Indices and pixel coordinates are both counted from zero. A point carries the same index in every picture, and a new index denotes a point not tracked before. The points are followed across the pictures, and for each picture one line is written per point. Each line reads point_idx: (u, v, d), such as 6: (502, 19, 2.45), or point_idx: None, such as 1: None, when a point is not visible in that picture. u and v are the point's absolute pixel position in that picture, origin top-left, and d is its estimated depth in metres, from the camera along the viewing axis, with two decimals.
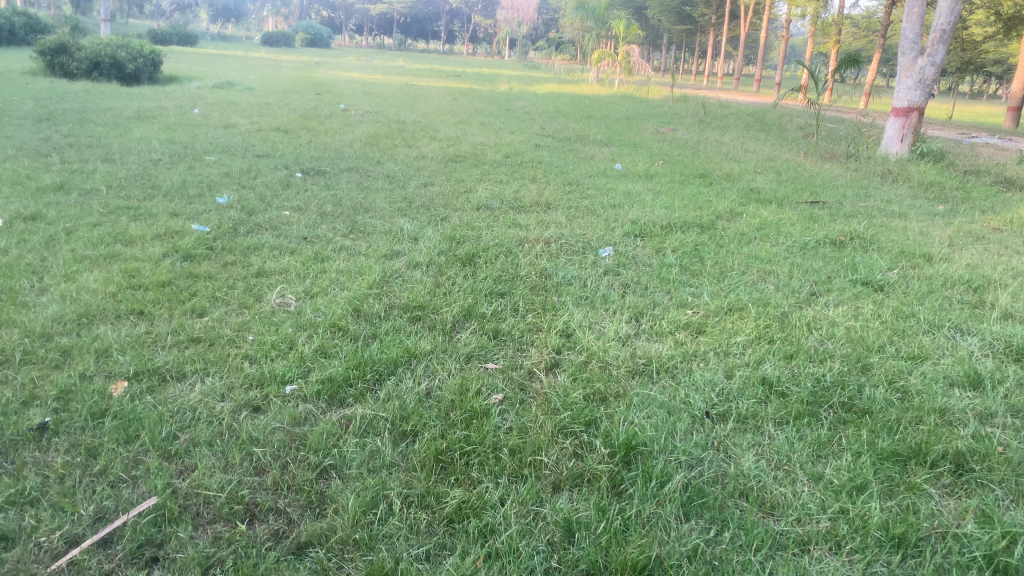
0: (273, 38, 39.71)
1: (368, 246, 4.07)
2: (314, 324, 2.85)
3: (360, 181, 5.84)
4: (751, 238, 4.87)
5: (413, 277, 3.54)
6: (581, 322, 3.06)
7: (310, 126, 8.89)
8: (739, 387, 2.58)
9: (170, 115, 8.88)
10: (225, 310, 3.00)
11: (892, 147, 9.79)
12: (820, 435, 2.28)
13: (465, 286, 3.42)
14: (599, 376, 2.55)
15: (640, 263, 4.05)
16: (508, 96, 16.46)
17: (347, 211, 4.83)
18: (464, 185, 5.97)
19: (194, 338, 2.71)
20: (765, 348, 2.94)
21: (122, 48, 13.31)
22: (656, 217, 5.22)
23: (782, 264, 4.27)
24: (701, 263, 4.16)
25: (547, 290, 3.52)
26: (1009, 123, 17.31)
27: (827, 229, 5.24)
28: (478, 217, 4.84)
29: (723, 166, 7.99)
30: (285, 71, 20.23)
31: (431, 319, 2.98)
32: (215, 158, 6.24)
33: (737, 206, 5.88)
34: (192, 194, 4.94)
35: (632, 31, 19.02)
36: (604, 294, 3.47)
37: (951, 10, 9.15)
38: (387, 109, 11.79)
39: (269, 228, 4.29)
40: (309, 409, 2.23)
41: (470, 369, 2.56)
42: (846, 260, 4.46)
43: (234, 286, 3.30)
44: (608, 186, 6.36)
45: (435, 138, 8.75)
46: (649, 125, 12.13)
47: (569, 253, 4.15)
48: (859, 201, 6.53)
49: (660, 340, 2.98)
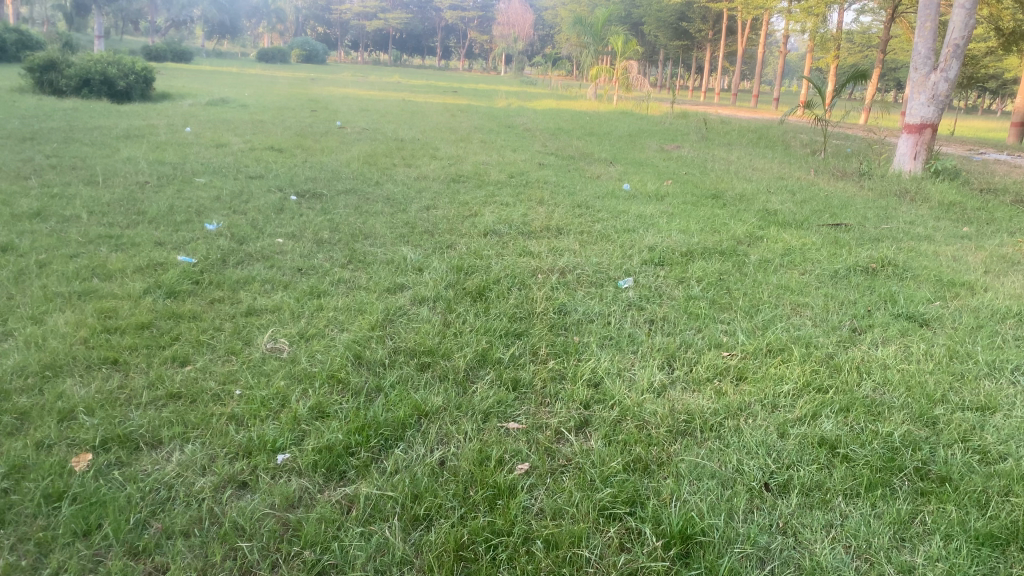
0: (269, 55, 39.51)
1: (369, 278, 3.75)
2: (310, 375, 2.53)
3: (359, 204, 5.53)
4: (776, 265, 4.57)
5: (420, 315, 3.22)
6: (609, 368, 2.74)
7: (306, 145, 8.59)
8: (797, 450, 2.26)
9: (160, 134, 8.58)
10: (211, 358, 2.68)
11: (905, 164, 9.51)
12: (901, 512, 1.95)
13: (478, 325, 3.10)
14: (637, 438, 2.23)
15: (665, 296, 3.74)
16: (507, 113, 16.21)
17: (346, 238, 4.52)
18: (468, 208, 5.67)
19: (174, 394, 2.38)
20: (818, 400, 2.61)
21: (113, 65, 13.07)
22: (674, 243, 4.91)
23: (815, 296, 3.96)
24: (730, 295, 3.85)
25: (567, 329, 3.20)
26: (1012, 139, 16.95)
27: (855, 256, 4.93)
28: (485, 245, 4.53)
29: (734, 186, 7.70)
30: (280, 88, 19.99)
31: (442, 367, 2.66)
32: (205, 181, 5.92)
33: (756, 230, 5.57)
34: (179, 220, 4.62)
35: (631, 46, 18.79)
36: (630, 334, 3.15)
37: (964, 24, 8.88)
38: (384, 127, 11.49)
39: (261, 259, 3.97)
40: (305, 487, 1.91)
41: (489, 431, 2.23)
42: (882, 290, 4.15)
43: (221, 328, 2.98)
44: (619, 209, 6.05)
45: (435, 156, 8.46)
46: (652, 142, 11.85)
47: (587, 285, 3.84)
48: (882, 223, 6.22)
49: (699, 390, 2.65)
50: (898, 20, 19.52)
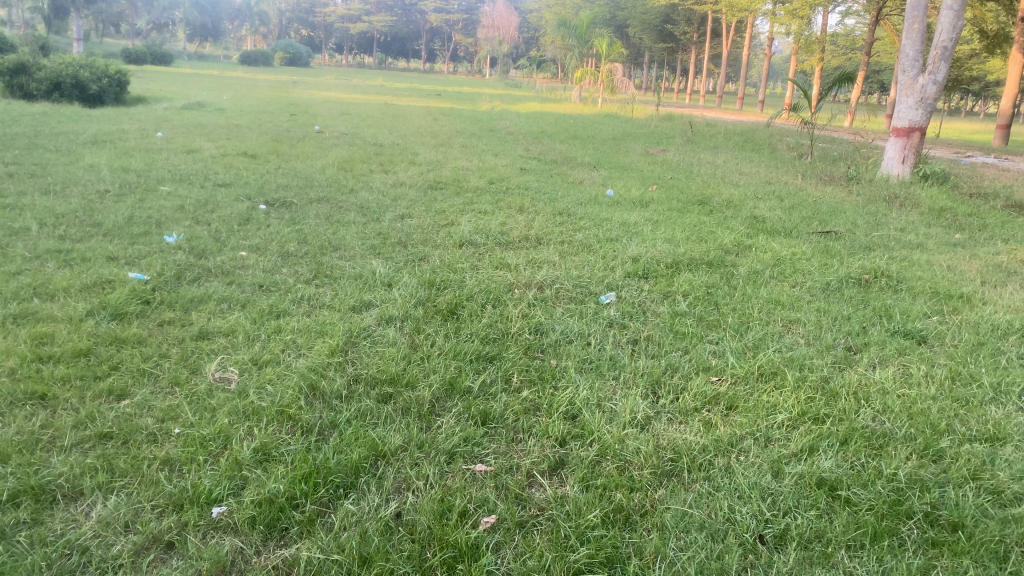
0: (252, 58, 39.05)
1: (334, 295, 3.51)
2: (259, 411, 2.29)
3: (330, 214, 5.29)
4: (766, 277, 4.37)
5: (386, 338, 2.99)
6: (588, 398, 2.51)
7: (281, 150, 8.33)
8: (793, 493, 2.04)
9: (130, 139, 8.30)
10: (152, 390, 2.44)
11: (893, 169, 9.35)
12: (912, 568, 1.74)
13: (447, 348, 2.87)
14: (617, 483, 2.01)
15: (649, 313, 3.53)
16: (490, 116, 15.99)
17: (313, 251, 4.28)
18: (446, 217, 5.44)
19: (103, 434, 2.14)
20: (814, 432, 2.40)
21: (86, 68, 12.78)
22: (659, 253, 4.70)
23: (807, 312, 3.76)
24: (718, 312, 3.64)
25: (544, 351, 2.98)
26: (998, 141, 16.83)
27: (847, 266, 4.74)
28: (460, 257, 4.30)
29: (721, 192, 7.52)
30: (260, 91, 19.71)
31: (405, 399, 2.43)
32: (170, 189, 5.67)
33: (744, 238, 5.38)
34: (137, 232, 4.38)
35: (615, 49, 18.61)
36: (613, 356, 2.93)
37: (952, 26, 8.73)
38: (364, 131, 11.24)
39: (221, 274, 3.73)
40: (239, 550, 1.68)
41: (453, 477, 2.01)
42: (876, 305, 3.95)
43: (167, 355, 2.73)
44: (602, 217, 5.84)
45: (414, 161, 8.24)
46: (637, 146, 11.67)
47: (566, 301, 3.62)
48: (872, 230, 6.05)
49: (685, 422, 2.44)
50: (882, 22, 19.45)
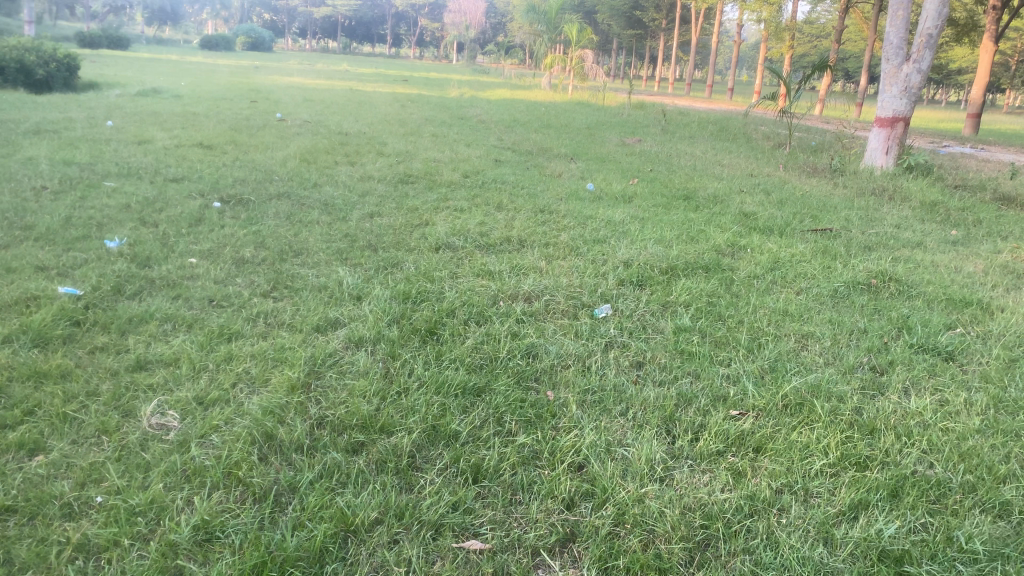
0: (213, 43, 37.98)
1: (296, 312, 3.10)
2: (201, 472, 1.89)
3: (292, 212, 4.87)
4: (768, 282, 4.03)
5: (356, 366, 2.59)
6: (596, 443, 2.14)
7: (239, 140, 7.84)
8: (852, 571, 1.69)
9: (77, 129, 7.75)
10: (74, 444, 2.02)
11: (876, 160, 9.06)
12: None
13: (428, 379, 2.48)
14: (643, 563, 1.65)
15: (650, 329, 3.16)
16: (459, 103, 15.54)
17: (273, 256, 3.86)
18: (419, 216, 5.03)
19: (2, 508, 1.73)
20: (860, 484, 2.06)
21: (31, 52, 12.12)
22: (651, 256, 4.34)
23: (820, 324, 3.42)
24: (724, 325, 3.30)
25: (538, 381, 2.60)
26: (968, 130, 16.55)
27: (851, 269, 4.40)
28: (437, 263, 3.90)
29: (704, 185, 7.19)
30: (222, 76, 19.04)
31: (381, 452, 2.04)
32: (116, 185, 5.19)
33: (738, 238, 5.03)
34: (74, 236, 3.92)
35: (585, 35, 18.21)
36: (618, 386, 2.56)
37: (937, 13, 8.45)
38: (329, 119, 10.75)
39: (167, 287, 3.30)
40: None
41: (441, 563, 1.63)
42: (891, 315, 3.61)
43: (96, 393, 2.31)
44: (585, 214, 5.47)
45: (382, 152, 7.80)
46: (613, 136, 11.33)
47: (557, 317, 3.24)
48: (867, 227, 5.73)
49: (709, 471, 2.08)
50: (853, 11, 19.24)
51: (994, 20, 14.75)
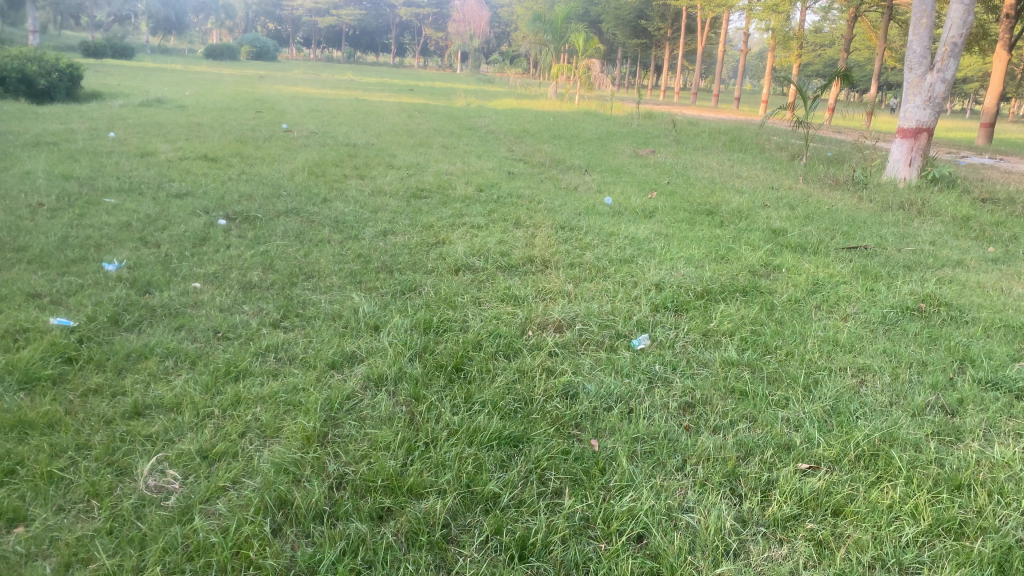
0: (218, 52, 37.75)
1: (309, 345, 2.84)
2: (206, 550, 1.64)
3: (302, 230, 4.62)
4: (811, 307, 3.77)
5: (377, 412, 2.32)
6: (656, 509, 1.88)
7: (244, 152, 7.59)
8: None
9: (77, 141, 7.51)
10: (59, 512, 1.77)
11: (899, 172, 8.78)
12: None
13: (459, 427, 2.22)
14: None
15: (696, 363, 2.90)
16: (466, 113, 15.32)
17: (283, 280, 3.61)
18: (435, 234, 4.78)
19: None
20: (961, 556, 1.79)
21: (34, 61, 11.93)
22: (683, 277, 4.08)
23: (876, 356, 3.14)
24: (774, 358, 3.03)
25: (580, 428, 2.33)
26: (983, 139, 16.26)
27: (896, 292, 4.13)
28: (457, 287, 3.65)
29: (726, 199, 6.93)
30: (227, 86, 18.82)
31: (413, 520, 1.78)
32: (116, 201, 4.94)
33: (771, 257, 4.76)
34: (71, 258, 3.67)
35: (593, 44, 17.97)
36: (670, 434, 2.30)
37: (962, 22, 8.18)
38: (336, 130, 10.54)
39: (169, 316, 3.04)
40: None
41: None
42: (949, 344, 3.34)
43: (88, 446, 2.06)
44: (607, 230, 5.21)
45: (391, 165, 7.56)
46: (626, 146, 11.09)
47: (593, 349, 2.98)
48: (902, 245, 5.47)
49: (787, 543, 1.82)
50: (863, 21, 18.97)
51: (1008, 28, 14.47)
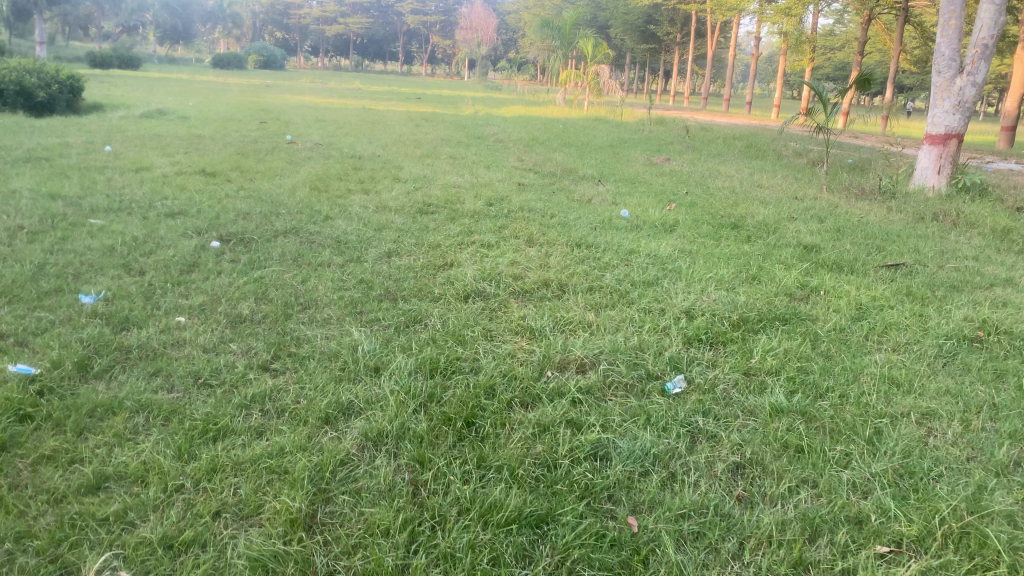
0: (225, 61, 37.56)
1: (301, 393, 2.51)
2: None
3: (300, 252, 4.30)
4: (858, 338, 3.41)
5: (377, 481, 1.99)
6: None
7: (245, 166, 7.29)
8: None
9: (71, 156, 7.23)
10: None
11: (928, 180, 8.38)
12: None
13: (471, 504, 1.88)
14: None
15: (742, 412, 2.54)
16: (475, 122, 15.02)
17: (277, 312, 3.28)
18: (443, 255, 4.44)
19: None
20: None
21: (33, 73, 11.67)
22: (715, 302, 3.72)
23: (942, 398, 2.78)
24: (829, 403, 2.67)
25: (614, 500, 1.99)
26: (1003, 143, 15.76)
27: (948, 317, 3.76)
28: (467, 318, 3.31)
29: (749, 211, 6.58)
30: (232, 96, 18.57)
31: None
32: (102, 222, 4.63)
33: (806, 277, 4.40)
34: (45, 289, 3.35)
35: (602, 50, 17.64)
36: (720, 508, 1.95)
37: (993, 22, 7.81)
38: (341, 141, 10.22)
39: (145, 360, 2.71)
40: None
41: None
42: (1020, 382, 2.97)
43: (30, 533, 1.73)
44: (626, 248, 4.87)
45: (397, 178, 7.25)
46: (639, 154, 10.74)
47: (622, 395, 2.63)
48: (943, 261, 5.08)
49: None
50: (877, 23, 18.56)
51: None
